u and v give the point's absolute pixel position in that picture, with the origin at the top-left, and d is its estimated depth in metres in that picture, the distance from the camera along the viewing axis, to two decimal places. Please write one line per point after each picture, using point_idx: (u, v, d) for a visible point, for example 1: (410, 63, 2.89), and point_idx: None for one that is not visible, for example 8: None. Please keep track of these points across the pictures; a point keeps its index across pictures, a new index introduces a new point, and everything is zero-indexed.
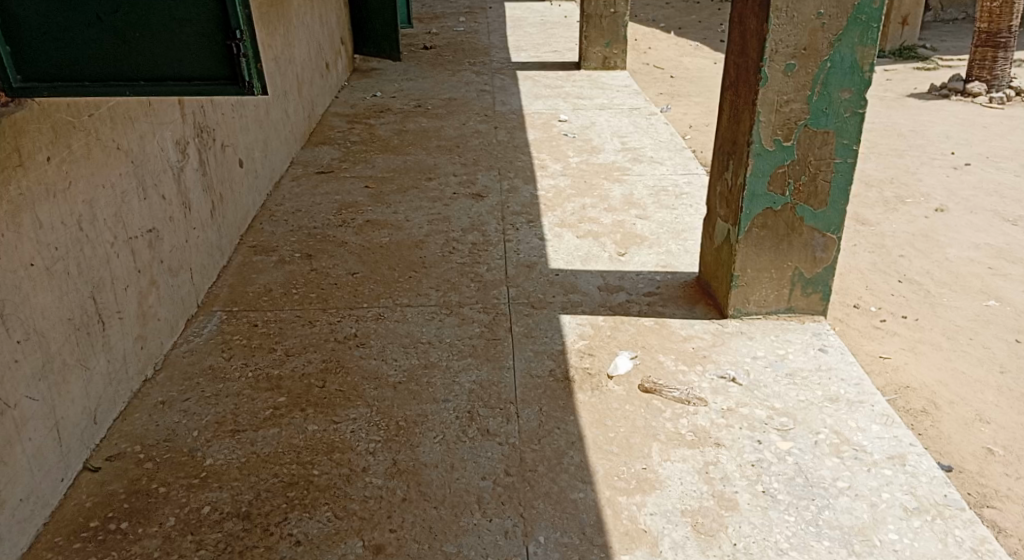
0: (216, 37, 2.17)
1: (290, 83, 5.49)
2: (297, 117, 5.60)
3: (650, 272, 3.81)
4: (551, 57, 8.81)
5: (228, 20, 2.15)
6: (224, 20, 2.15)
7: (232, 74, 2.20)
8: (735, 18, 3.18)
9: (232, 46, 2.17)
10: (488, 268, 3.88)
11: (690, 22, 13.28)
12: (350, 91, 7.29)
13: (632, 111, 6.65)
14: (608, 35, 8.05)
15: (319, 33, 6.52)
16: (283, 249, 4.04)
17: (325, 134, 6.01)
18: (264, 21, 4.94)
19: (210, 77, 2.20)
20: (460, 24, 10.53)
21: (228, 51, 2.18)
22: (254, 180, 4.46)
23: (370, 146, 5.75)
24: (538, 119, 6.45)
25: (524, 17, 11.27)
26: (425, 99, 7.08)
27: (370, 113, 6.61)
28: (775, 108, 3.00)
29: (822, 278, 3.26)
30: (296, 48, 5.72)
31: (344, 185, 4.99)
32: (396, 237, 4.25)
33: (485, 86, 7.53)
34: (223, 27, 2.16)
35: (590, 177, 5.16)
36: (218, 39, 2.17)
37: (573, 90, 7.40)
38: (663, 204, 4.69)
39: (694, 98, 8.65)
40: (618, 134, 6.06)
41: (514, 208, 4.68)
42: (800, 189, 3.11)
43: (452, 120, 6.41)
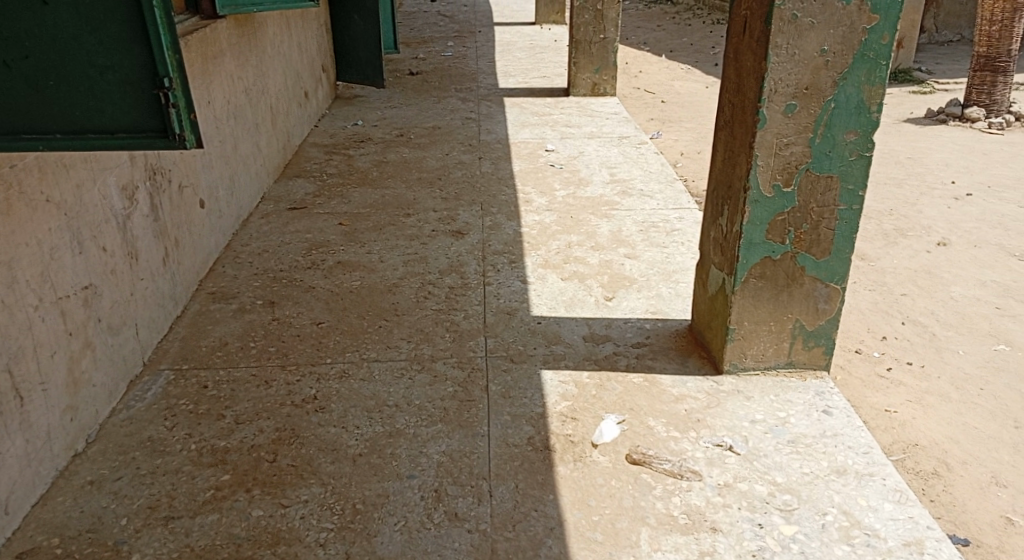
0: (142, 85, 1.91)
1: (263, 115, 5.27)
2: (269, 149, 5.35)
3: (639, 320, 3.53)
4: (540, 83, 8.60)
5: (155, 65, 1.90)
6: (152, 66, 1.90)
7: (162, 126, 1.94)
8: (729, 53, 2.95)
9: (161, 95, 1.92)
10: (466, 316, 3.62)
11: (682, 45, 13.12)
12: (330, 120, 7.06)
13: (622, 140, 6.43)
14: (598, 61, 7.84)
15: (296, 61, 6.30)
16: (244, 295, 3.81)
17: (301, 166, 5.76)
18: (234, 51, 4.73)
19: (138, 130, 1.94)
20: (448, 49, 10.34)
21: (158, 100, 1.93)
22: (216, 221, 4.22)
23: (347, 179, 5.50)
24: (524, 149, 6.21)
25: (513, 41, 11.08)
26: (408, 128, 6.84)
27: (349, 143, 6.37)
28: (774, 152, 2.74)
29: (824, 331, 3.00)
30: (270, 78, 5.50)
31: (316, 223, 4.73)
32: (369, 281, 3.99)
33: (470, 113, 7.31)
34: (150, 73, 1.90)
35: (576, 213, 4.92)
36: (145, 87, 1.91)
37: (560, 118, 7.17)
38: (654, 241, 4.43)
39: (686, 124, 8.44)
40: (606, 165, 5.83)
41: (496, 247, 4.43)
42: (801, 236, 2.86)
43: (434, 151, 6.17)
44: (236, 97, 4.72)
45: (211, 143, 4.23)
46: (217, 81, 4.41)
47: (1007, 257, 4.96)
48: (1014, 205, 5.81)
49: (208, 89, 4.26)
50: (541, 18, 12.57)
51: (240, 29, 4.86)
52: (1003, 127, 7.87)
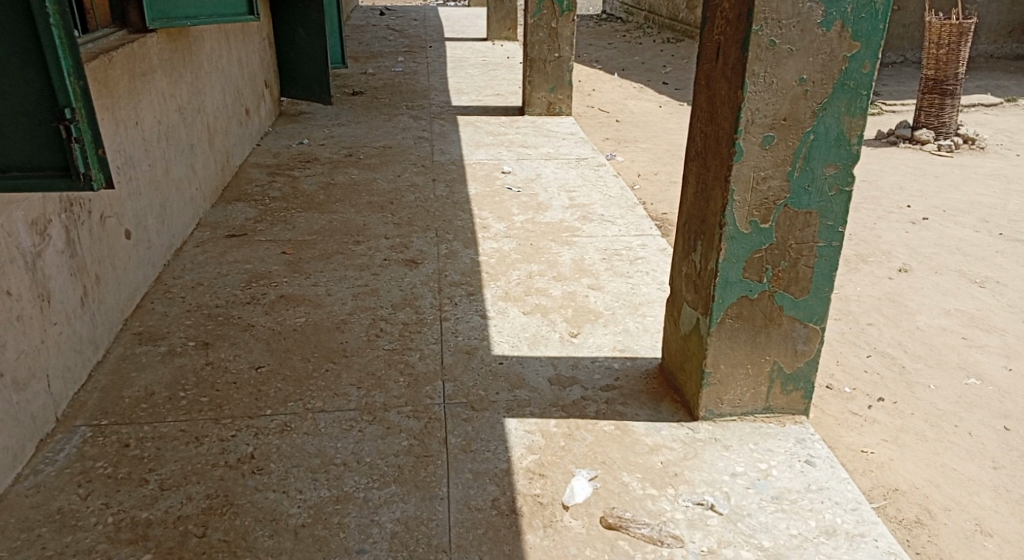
0: (43, 118, 1.93)
1: (199, 135, 4.95)
2: (206, 172, 5.03)
3: (607, 358, 3.32)
4: (494, 101, 8.40)
5: (55, 97, 1.92)
6: (51, 97, 1.92)
7: (65, 162, 1.97)
8: (699, 78, 2.75)
9: (62, 128, 1.94)
10: (422, 356, 3.36)
11: (634, 63, 13.08)
12: (274, 138, 6.74)
13: (579, 161, 6.26)
14: (552, 80, 7.64)
15: (237, 77, 5.98)
16: (174, 336, 3.50)
17: (242, 188, 5.44)
18: (165, 68, 4.41)
19: (41, 165, 1.97)
20: (398, 64, 10.09)
21: (60, 134, 1.95)
22: (145, 251, 3.91)
23: (292, 203, 5.21)
24: (479, 171, 5.99)
25: (465, 57, 10.88)
26: (358, 147, 6.57)
27: (294, 164, 6.06)
28: (751, 186, 2.55)
29: (803, 374, 2.81)
30: (208, 95, 5.18)
31: (258, 252, 4.42)
32: (315, 318, 3.70)
33: (423, 132, 7.06)
34: (51, 106, 1.93)
35: (536, 240, 4.72)
36: (46, 121, 1.94)
37: (516, 138, 6.97)
38: (618, 270, 4.24)
39: (642, 144, 8.33)
40: (565, 188, 5.65)
41: (452, 278, 4.19)
42: (779, 275, 2.67)
43: (385, 172, 5.91)
44: (168, 117, 4.40)
45: (138, 167, 3.90)
46: (145, 100, 4.09)
47: (970, 284, 4.89)
48: (971, 230, 5.78)
49: (136, 109, 3.93)
50: (492, 34, 12.40)
51: (172, 43, 4.54)
52: (952, 149, 7.90)
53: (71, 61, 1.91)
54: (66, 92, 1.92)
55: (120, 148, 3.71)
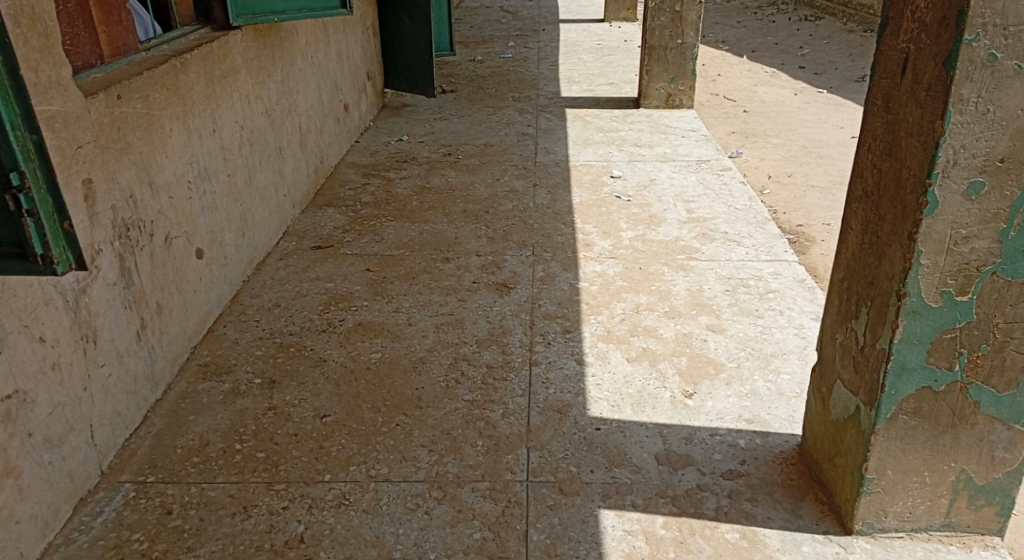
0: None
1: (291, 136, 4.61)
2: (297, 175, 4.70)
3: (730, 432, 2.76)
4: (607, 91, 7.79)
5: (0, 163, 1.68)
6: None
7: (18, 239, 1.75)
8: (875, 95, 2.17)
9: (10, 200, 1.71)
10: (505, 413, 2.85)
11: (764, 45, 12.10)
12: (374, 134, 6.40)
13: (700, 164, 5.61)
14: (673, 69, 7.00)
15: (336, 71, 5.64)
16: (241, 370, 3.12)
17: (334, 192, 5.11)
18: (251, 67, 4.07)
19: None
20: (508, 50, 9.60)
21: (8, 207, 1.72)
22: (220, 270, 3.58)
23: (383, 211, 4.85)
24: (587, 175, 5.45)
25: (579, 41, 10.27)
26: (458, 145, 6.14)
27: (391, 164, 5.70)
28: (947, 247, 1.96)
29: (1000, 486, 2.23)
30: (302, 93, 4.85)
31: (341, 268, 4.06)
32: (392, 353, 3.26)
33: (528, 127, 6.57)
34: None
35: (646, 262, 4.16)
36: None
37: (629, 135, 6.37)
38: (744, 308, 3.63)
39: (771, 140, 7.54)
40: (682, 197, 5.03)
41: (547, 308, 3.69)
42: (977, 360, 2.08)
43: (484, 176, 5.46)
44: (255, 120, 4.07)
45: (216, 179, 3.58)
46: (226, 105, 3.74)
47: None
48: None
49: (214, 115, 3.60)
50: (609, 15, 11.71)
51: (260, 40, 4.20)
52: None
53: (14, 116, 1.67)
54: (12, 155, 1.68)
55: (193, 160, 3.37)
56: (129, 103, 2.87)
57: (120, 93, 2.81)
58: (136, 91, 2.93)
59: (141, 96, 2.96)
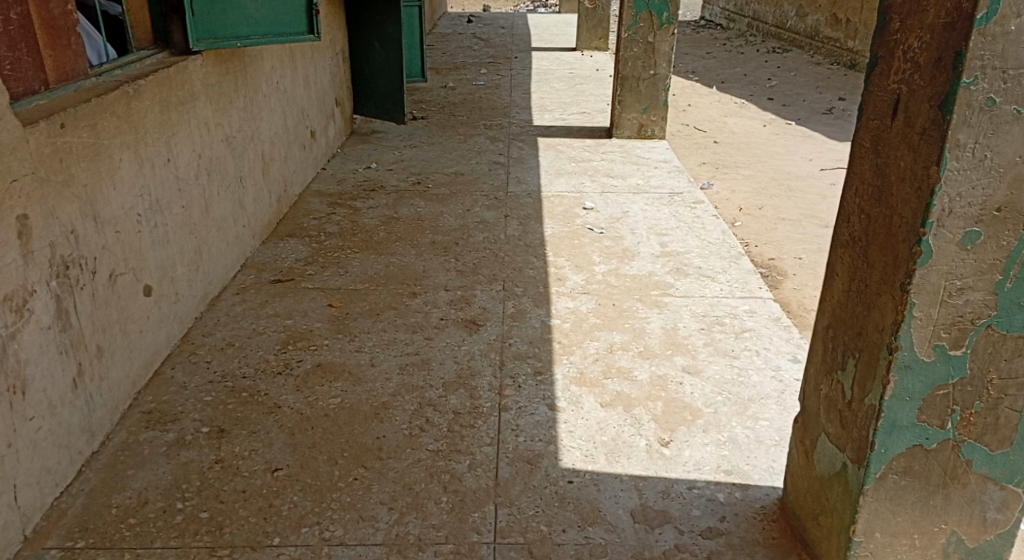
0: None
1: (252, 165, 4.46)
2: (258, 205, 4.53)
3: (708, 484, 2.64)
4: (579, 120, 7.71)
5: None
6: None
7: None
8: (864, 136, 2.08)
9: None
10: (472, 465, 2.70)
11: (734, 75, 12.16)
12: (342, 160, 6.24)
13: (674, 196, 5.52)
14: (645, 100, 6.93)
15: (302, 97, 5.50)
16: (188, 418, 2.93)
17: (297, 222, 4.94)
18: (212, 93, 3.92)
19: None
20: (480, 77, 9.51)
21: None
22: (170, 307, 3.42)
23: (348, 242, 4.69)
24: (559, 206, 5.33)
25: (551, 68, 10.22)
26: (428, 173, 6.01)
27: (358, 192, 5.54)
28: (940, 299, 1.86)
29: (991, 549, 2.12)
30: (266, 120, 4.70)
31: (301, 304, 3.89)
32: (352, 399, 3.10)
33: (499, 156, 6.46)
34: None
35: (620, 298, 4.03)
36: None
37: (602, 165, 6.28)
38: (720, 348, 3.50)
39: (742, 171, 7.50)
40: (656, 230, 4.93)
41: (517, 347, 3.53)
42: (970, 418, 1.97)
43: (454, 206, 5.32)
44: (214, 148, 3.91)
45: (169, 211, 3.41)
46: (183, 133, 3.58)
47: None
48: None
49: (170, 144, 3.43)
50: (582, 43, 11.71)
51: (223, 65, 4.05)
52: None
53: None
54: None
55: (145, 192, 3.20)
56: (75, 132, 2.69)
57: (64, 122, 2.63)
58: (83, 119, 2.75)
59: (89, 125, 2.78)
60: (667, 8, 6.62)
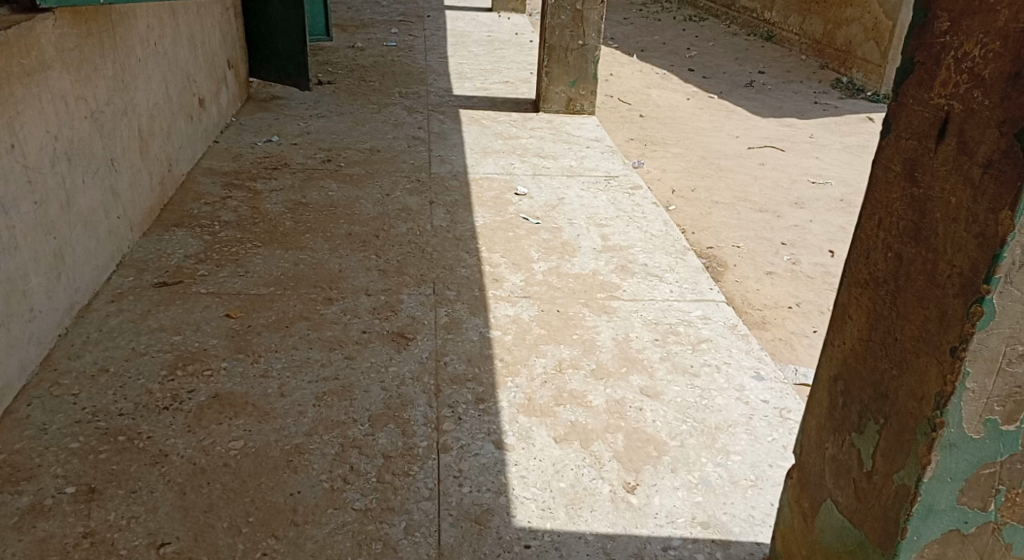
0: None
1: (126, 142, 3.82)
2: (137, 192, 3.92)
3: (685, 543, 2.30)
4: (501, 90, 7.24)
5: None
6: None
7: None
8: (890, 158, 1.71)
9: None
10: (408, 528, 2.32)
11: (653, 43, 11.89)
12: (240, 132, 5.58)
13: (610, 182, 5.22)
14: (574, 72, 6.52)
15: (188, 60, 4.82)
16: (46, 476, 2.47)
17: (185, 207, 4.32)
18: (69, 61, 3.28)
19: None
20: (392, 38, 8.88)
21: None
22: (23, 327, 2.87)
23: (249, 234, 4.12)
24: (488, 192, 4.93)
25: (467, 30, 9.64)
26: (339, 149, 5.43)
27: (260, 172, 4.94)
28: (998, 367, 1.53)
29: None
30: (142, 89, 4.04)
31: (191, 314, 3.34)
32: (257, 443, 2.66)
33: (418, 130, 5.96)
34: None
35: (562, 302, 3.64)
36: None
37: (531, 143, 5.91)
38: (678, 363, 3.14)
39: (670, 149, 7.27)
40: (594, 220, 4.58)
41: (453, 367, 3.10)
42: (1015, 498, 1.67)
43: (372, 190, 4.82)
44: (73, 127, 3.29)
45: (16, 210, 2.84)
46: (32, 111, 2.97)
47: None
48: None
49: (13, 127, 2.84)
50: (497, 5, 11.14)
51: (82, 25, 3.40)
52: None
53: None
54: None
55: None
56: None
57: None
58: None
59: None
60: None
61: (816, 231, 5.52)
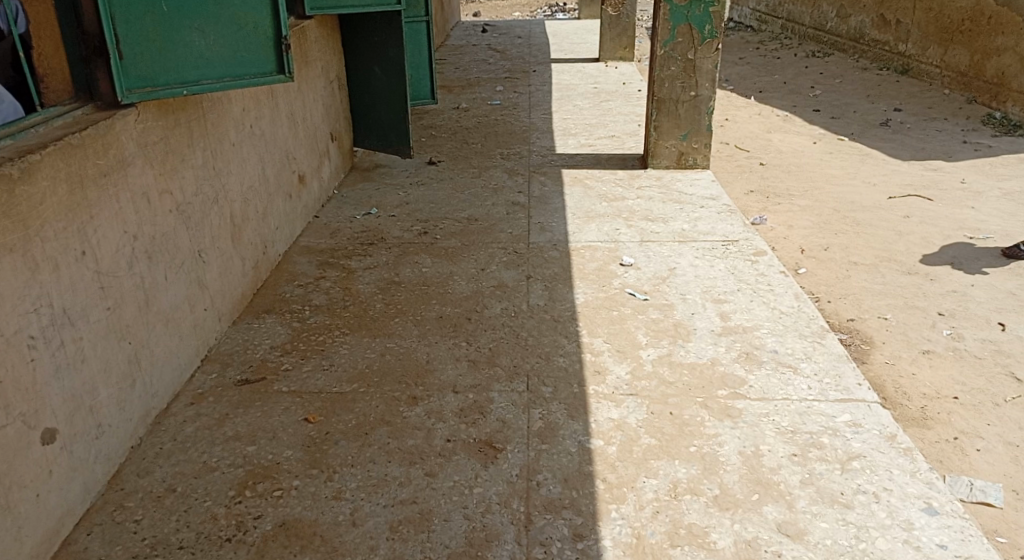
0: None
1: (215, 230, 3.62)
2: (225, 280, 3.70)
3: None
4: (609, 146, 6.85)
5: None
6: None
7: None
8: None
9: None
10: None
11: (772, 84, 11.24)
12: (338, 205, 5.40)
13: (727, 246, 4.69)
14: (686, 125, 6.04)
15: (287, 137, 4.67)
16: None
17: (277, 292, 4.10)
18: (152, 154, 3.09)
19: None
20: (496, 95, 8.68)
21: None
22: (90, 446, 2.60)
23: (337, 320, 3.85)
24: (591, 263, 4.51)
25: (573, 83, 9.35)
26: (436, 220, 5.18)
27: (355, 248, 4.72)
28: None
29: None
30: (235, 173, 3.86)
31: (269, 419, 3.03)
32: None
33: (519, 195, 5.66)
34: None
35: (675, 398, 3.14)
36: None
37: (639, 204, 5.46)
38: (824, 489, 2.60)
39: (797, 201, 6.64)
40: (711, 293, 4.07)
41: (548, 487, 2.65)
42: None
43: (469, 265, 4.50)
44: (156, 222, 3.08)
45: (85, 320, 2.60)
46: (108, 213, 2.77)
47: None
48: None
49: (84, 233, 2.62)
50: (605, 54, 10.81)
51: (169, 116, 3.22)
52: None
53: None
54: None
55: (40, 304, 2.40)
56: None
57: None
58: None
59: None
60: (709, 20, 5.75)
61: (980, 298, 4.82)
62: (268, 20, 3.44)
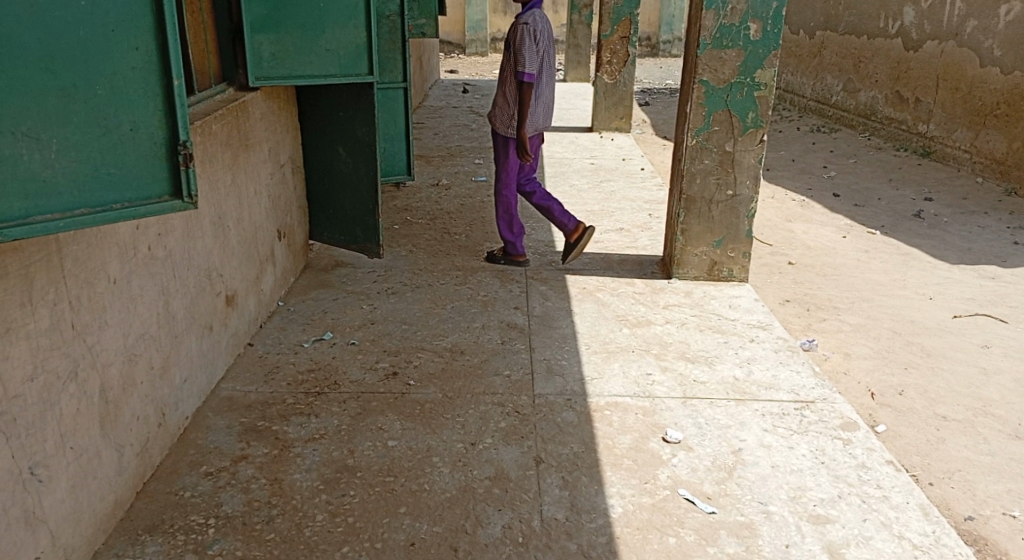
0: None
1: (69, 422, 2.34)
2: (83, 498, 2.41)
3: None
4: (618, 242, 5.66)
5: None
6: None
7: None
8: None
9: None
10: None
11: (781, 160, 10.25)
12: (281, 327, 4.12)
13: (801, 411, 3.49)
14: (721, 229, 4.88)
15: (210, 249, 3.41)
16: None
17: (174, 487, 2.80)
18: None
19: None
20: (481, 169, 7.51)
21: None
22: None
23: (258, 547, 2.55)
24: (622, 436, 3.26)
25: (567, 157, 8.23)
26: (409, 352, 3.91)
27: (299, 401, 3.43)
28: None
29: None
30: (114, 324, 2.59)
31: None
32: None
33: (515, 312, 4.43)
34: None
35: None
36: None
37: (670, 333, 4.25)
38: None
39: (845, 318, 5.49)
40: (801, 506, 2.86)
41: None
42: None
43: (455, 436, 3.22)
44: None
45: None
46: None
47: None
48: None
49: None
50: (599, 124, 9.70)
51: None
52: None
53: None
54: None
55: None
56: None
57: None
58: None
59: None
60: (753, 106, 4.64)
61: None
62: (159, 118, 2.16)
